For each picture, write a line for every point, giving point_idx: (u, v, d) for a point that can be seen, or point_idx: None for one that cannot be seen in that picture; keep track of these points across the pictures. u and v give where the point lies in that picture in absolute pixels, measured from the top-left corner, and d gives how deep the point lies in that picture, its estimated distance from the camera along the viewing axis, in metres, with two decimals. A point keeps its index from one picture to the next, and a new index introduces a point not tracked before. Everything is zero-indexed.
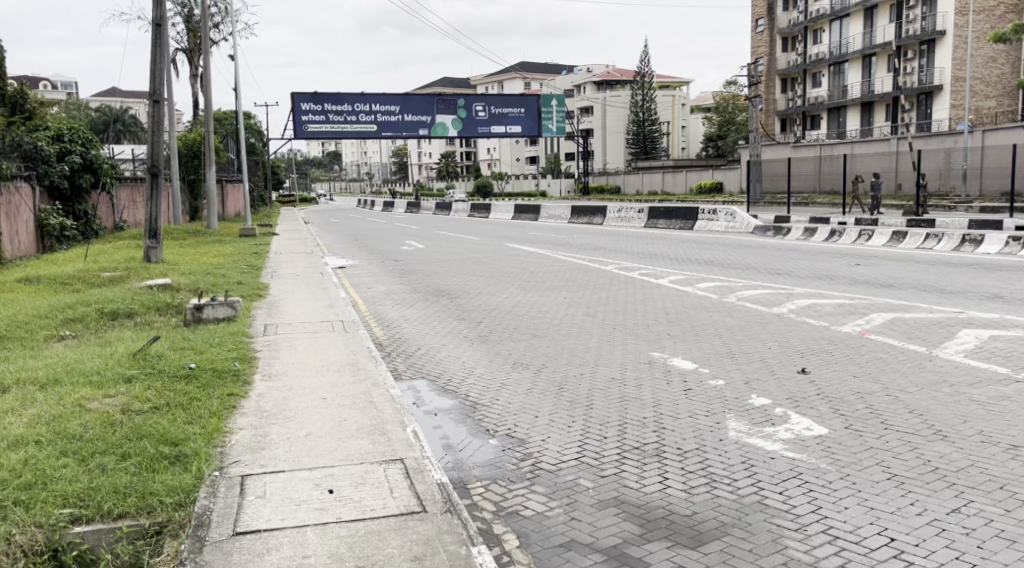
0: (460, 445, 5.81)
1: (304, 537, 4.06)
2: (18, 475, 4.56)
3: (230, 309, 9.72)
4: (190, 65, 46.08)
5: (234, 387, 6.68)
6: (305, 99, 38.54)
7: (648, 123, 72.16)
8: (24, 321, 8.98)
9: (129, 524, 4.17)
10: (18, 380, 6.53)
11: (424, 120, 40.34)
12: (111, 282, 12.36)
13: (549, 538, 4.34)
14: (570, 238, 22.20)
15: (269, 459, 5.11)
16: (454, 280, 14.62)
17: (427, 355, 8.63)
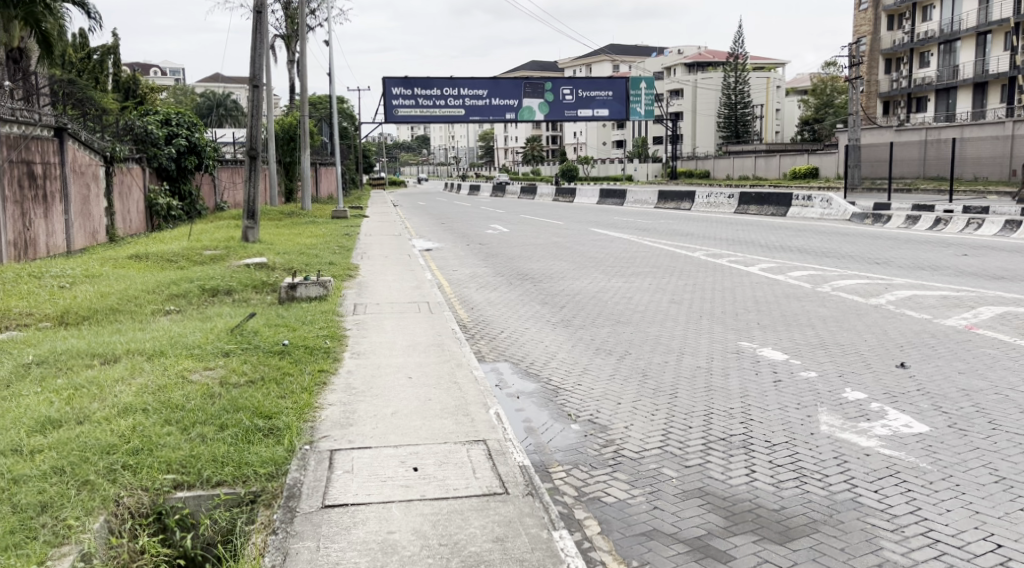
0: (541, 429, 5.84)
1: (389, 513, 4.14)
2: (127, 441, 4.80)
3: (323, 288, 9.98)
4: (287, 51, 47.43)
5: (324, 363, 6.89)
6: (396, 83, 39.14)
7: (741, 106, 70.36)
8: (133, 295, 9.43)
9: (226, 492, 4.35)
10: (127, 351, 6.89)
11: (511, 104, 40.38)
12: (212, 260, 12.89)
13: (632, 526, 4.31)
14: (656, 224, 21.88)
15: (357, 436, 5.24)
16: (538, 264, 14.64)
17: (510, 339, 8.66)
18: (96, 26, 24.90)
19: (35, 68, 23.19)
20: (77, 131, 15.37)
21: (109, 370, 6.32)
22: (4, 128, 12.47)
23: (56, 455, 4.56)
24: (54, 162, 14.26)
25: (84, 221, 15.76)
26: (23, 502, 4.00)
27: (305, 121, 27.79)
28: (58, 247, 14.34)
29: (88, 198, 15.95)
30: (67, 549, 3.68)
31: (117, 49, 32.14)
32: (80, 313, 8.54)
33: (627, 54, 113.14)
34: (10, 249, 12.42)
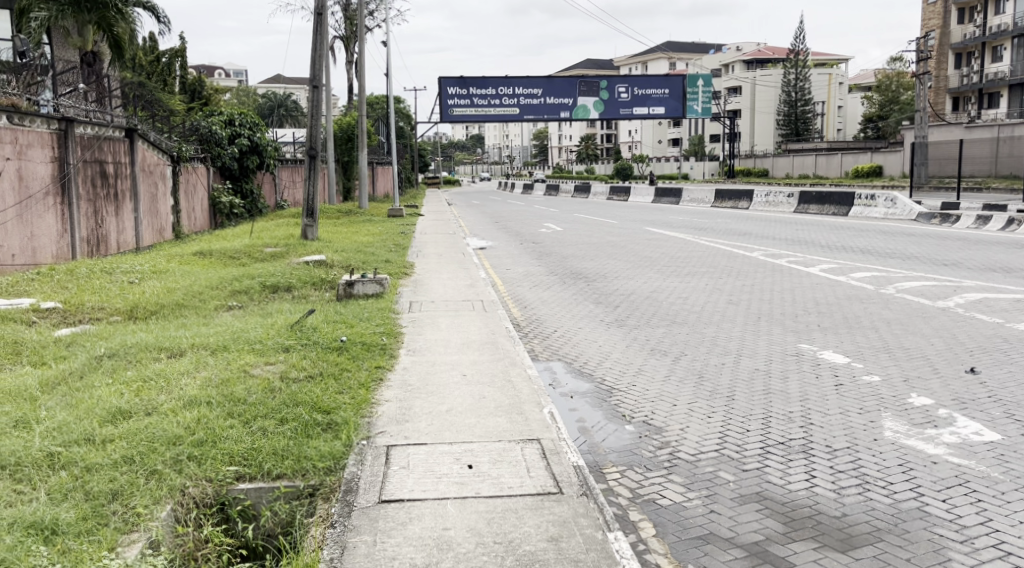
0: (595, 429, 5.82)
1: (444, 510, 4.17)
2: (192, 432, 4.93)
3: (379, 286, 10.07)
4: (346, 51, 48.16)
5: (380, 360, 6.97)
6: (451, 83, 39.39)
7: (802, 103, 68.99)
8: (197, 292, 9.67)
9: (286, 485, 4.43)
10: (191, 345, 7.06)
11: (566, 103, 40.18)
12: (272, 258, 13.15)
13: (688, 530, 4.26)
14: (713, 224, 21.59)
15: (412, 432, 5.29)
16: (592, 263, 14.59)
17: (563, 338, 8.64)
18: (165, 30, 25.65)
19: (107, 71, 23.97)
20: (146, 132, 15.83)
21: (175, 363, 6.50)
22: (78, 129, 12.91)
23: (127, 445, 4.70)
24: (125, 162, 14.70)
25: (152, 219, 16.22)
26: (95, 489, 4.14)
27: (362, 121, 28.11)
28: (127, 244, 14.77)
29: (155, 197, 16.42)
30: (136, 536, 3.78)
31: (184, 52, 33.03)
32: (148, 307, 8.79)
33: (685, 51, 112.00)
34: (84, 245, 12.83)
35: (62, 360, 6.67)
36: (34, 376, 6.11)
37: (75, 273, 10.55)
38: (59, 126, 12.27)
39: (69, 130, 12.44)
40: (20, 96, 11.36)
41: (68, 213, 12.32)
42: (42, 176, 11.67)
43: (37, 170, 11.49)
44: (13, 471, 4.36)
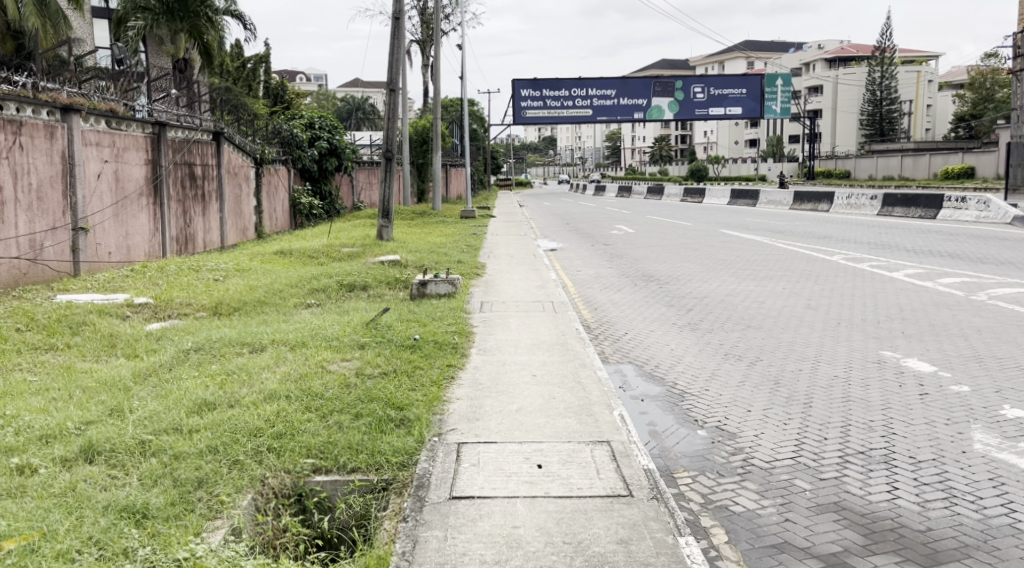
0: (666, 433, 5.80)
1: (514, 508, 4.23)
2: (271, 424, 5.12)
3: (451, 286, 10.22)
4: (422, 55, 48.86)
5: (452, 359, 7.08)
6: (524, 85, 39.47)
7: (887, 102, 66.82)
8: (276, 289, 9.97)
9: (360, 478, 4.56)
10: (272, 341, 7.31)
11: (639, 103, 39.69)
12: (349, 257, 13.49)
13: (761, 538, 4.22)
14: (792, 226, 21.08)
15: (483, 430, 5.37)
16: (665, 265, 14.47)
17: (634, 341, 8.60)
18: (251, 36, 26.53)
19: (196, 77, 24.90)
20: (232, 135, 16.39)
21: (256, 358, 6.74)
22: (170, 132, 13.46)
23: (211, 435, 4.90)
24: (212, 164, 15.27)
25: (236, 219, 16.80)
26: (183, 477, 4.34)
27: (437, 123, 28.39)
28: (212, 244, 15.33)
29: (239, 197, 17.00)
30: (219, 523, 3.95)
31: (268, 57, 34.06)
32: (232, 304, 9.11)
33: (763, 51, 109.87)
34: (173, 244, 13.37)
35: (153, 352, 7.00)
36: (127, 368, 6.43)
37: (165, 270, 11.01)
38: (153, 130, 12.81)
39: (161, 134, 12.97)
40: (118, 102, 11.88)
41: (158, 213, 12.85)
42: (137, 178, 12.20)
43: (132, 172, 12.02)
44: (107, 456, 4.60)
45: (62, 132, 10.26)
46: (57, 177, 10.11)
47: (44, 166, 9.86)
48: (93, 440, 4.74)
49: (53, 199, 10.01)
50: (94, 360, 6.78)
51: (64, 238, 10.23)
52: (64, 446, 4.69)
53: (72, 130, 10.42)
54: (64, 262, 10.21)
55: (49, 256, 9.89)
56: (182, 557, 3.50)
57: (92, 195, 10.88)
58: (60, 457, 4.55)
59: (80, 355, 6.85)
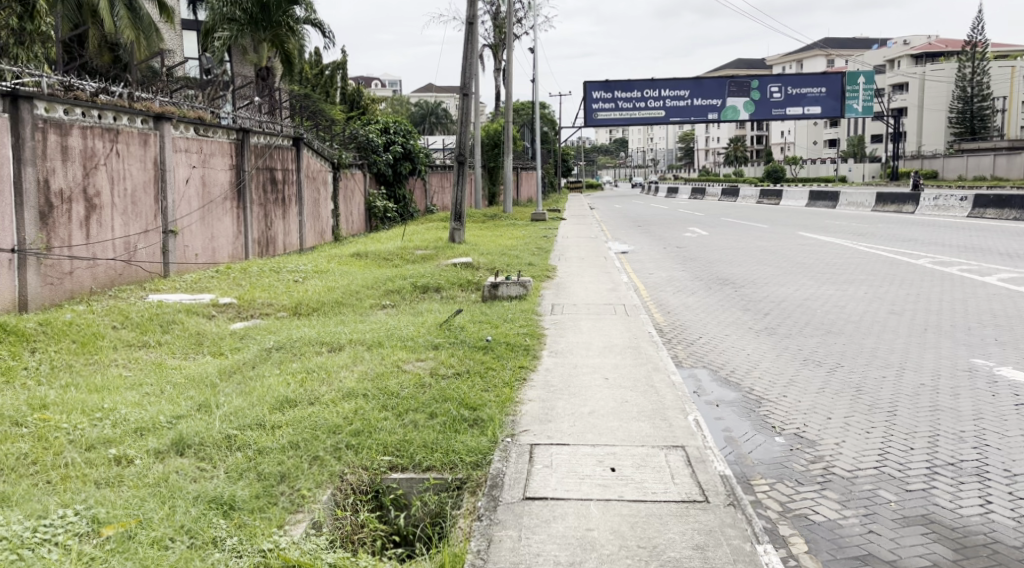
0: (742, 439, 5.72)
1: (588, 510, 4.24)
2: (350, 422, 5.25)
3: (523, 288, 10.29)
4: (494, 59, 49.24)
5: (524, 360, 7.13)
6: (597, 87, 39.15)
7: (978, 98, 64.12)
8: (354, 291, 10.19)
9: (435, 476, 4.64)
10: (350, 340, 7.49)
11: (713, 104, 38.87)
12: (423, 259, 13.69)
13: (843, 549, 4.13)
14: (875, 228, 20.41)
15: (555, 432, 5.40)
16: (740, 268, 14.24)
17: (709, 345, 8.51)
18: (330, 44, 27.19)
19: (277, 85, 25.64)
20: (311, 140, 16.82)
21: (335, 357, 6.91)
22: (253, 138, 13.90)
23: (293, 431, 5.05)
24: (291, 169, 15.69)
25: (314, 223, 17.23)
26: (266, 471, 4.49)
27: (509, 127, 28.48)
28: (292, 246, 15.77)
29: (318, 200, 17.44)
30: (301, 516, 4.06)
31: (345, 64, 34.82)
32: (311, 304, 9.35)
33: (843, 48, 106.93)
34: (255, 246, 13.81)
35: (237, 350, 7.25)
36: (213, 365, 6.68)
37: (248, 271, 11.37)
38: (237, 136, 13.24)
39: (245, 140, 13.39)
40: (205, 109, 12.31)
41: (241, 216, 13.28)
42: (222, 183, 12.64)
43: (217, 177, 12.45)
44: (196, 449, 4.79)
45: (154, 139, 10.69)
46: (149, 182, 10.55)
47: (137, 172, 10.29)
48: (183, 434, 4.94)
49: (145, 204, 10.45)
50: (183, 357, 7.07)
51: (155, 241, 10.66)
52: (157, 439, 4.90)
53: (163, 137, 10.85)
54: (154, 264, 10.65)
55: (142, 257, 10.32)
56: (267, 548, 3.62)
57: (181, 199, 11.30)
58: (153, 449, 4.76)
59: (170, 352, 7.14)
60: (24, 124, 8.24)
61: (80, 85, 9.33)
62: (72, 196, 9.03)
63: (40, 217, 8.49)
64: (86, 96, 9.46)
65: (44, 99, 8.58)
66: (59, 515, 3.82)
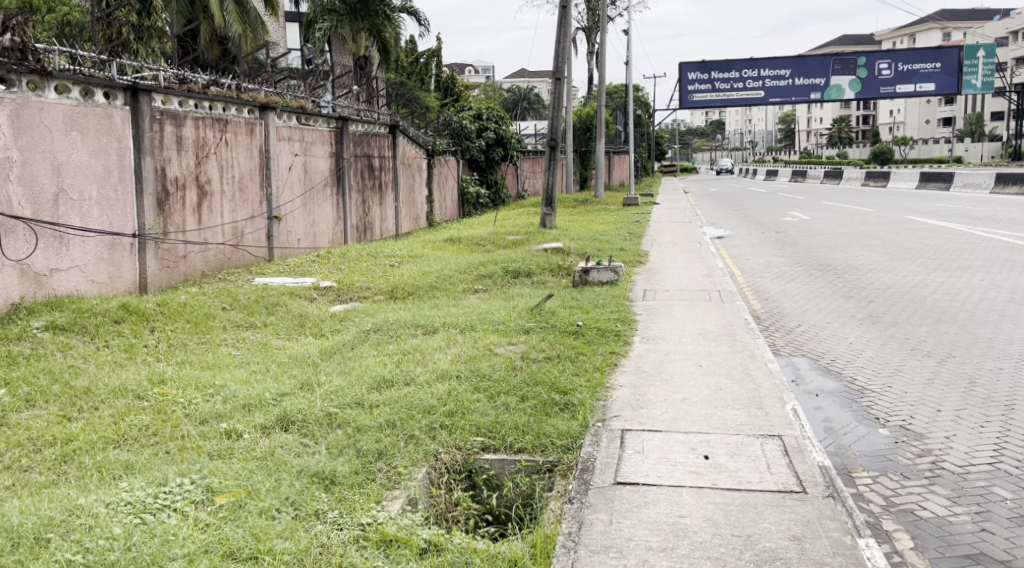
0: (843, 430, 5.60)
1: (680, 497, 4.24)
2: (444, 403, 5.39)
3: (614, 273, 10.26)
4: (588, 42, 48.90)
5: (615, 346, 7.12)
6: (693, 68, 37.09)
7: None
8: (447, 275, 10.36)
9: (526, 459, 4.73)
10: (444, 324, 7.65)
11: (817, 83, 36.02)
12: (514, 245, 13.80)
13: (953, 547, 3.99)
14: (992, 212, 19.33)
15: (647, 418, 5.40)
16: (843, 254, 13.78)
17: (809, 333, 8.31)
18: (424, 32, 27.49)
19: (374, 73, 26.24)
20: (407, 127, 17.14)
21: (429, 339, 7.08)
22: (352, 126, 14.28)
23: (390, 410, 5.22)
24: (388, 156, 16.05)
25: (410, 208, 17.60)
26: (365, 448, 4.66)
27: (601, 110, 28.19)
28: (388, 231, 16.16)
29: (412, 187, 17.80)
30: (398, 492, 4.21)
31: (440, 52, 35.33)
32: (406, 288, 9.59)
33: (960, 20, 101.11)
34: (353, 232, 14.22)
35: (337, 332, 7.52)
36: (315, 346, 6.94)
37: (347, 256, 11.74)
38: (337, 124, 13.62)
39: (344, 128, 13.76)
40: (306, 98, 12.70)
41: (341, 202, 13.70)
42: (323, 169, 13.05)
43: (318, 164, 12.86)
44: (300, 426, 5.02)
45: (260, 128, 11.13)
46: (256, 170, 11.00)
47: (245, 160, 10.74)
48: (287, 411, 5.17)
49: (252, 190, 10.92)
50: (287, 337, 7.38)
51: (261, 226, 11.13)
52: (263, 415, 5.15)
53: (268, 126, 11.27)
54: (260, 249, 11.13)
55: (249, 242, 10.81)
56: (366, 522, 3.78)
57: (285, 186, 11.74)
58: (260, 424, 5.01)
59: (275, 333, 7.47)
60: (143, 115, 8.70)
61: (193, 77, 9.77)
62: (186, 183, 9.50)
63: (157, 204, 8.97)
64: (199, 88, 9.90)
65: (161, 92, 9.04)
66: (177, 483, 4.08)
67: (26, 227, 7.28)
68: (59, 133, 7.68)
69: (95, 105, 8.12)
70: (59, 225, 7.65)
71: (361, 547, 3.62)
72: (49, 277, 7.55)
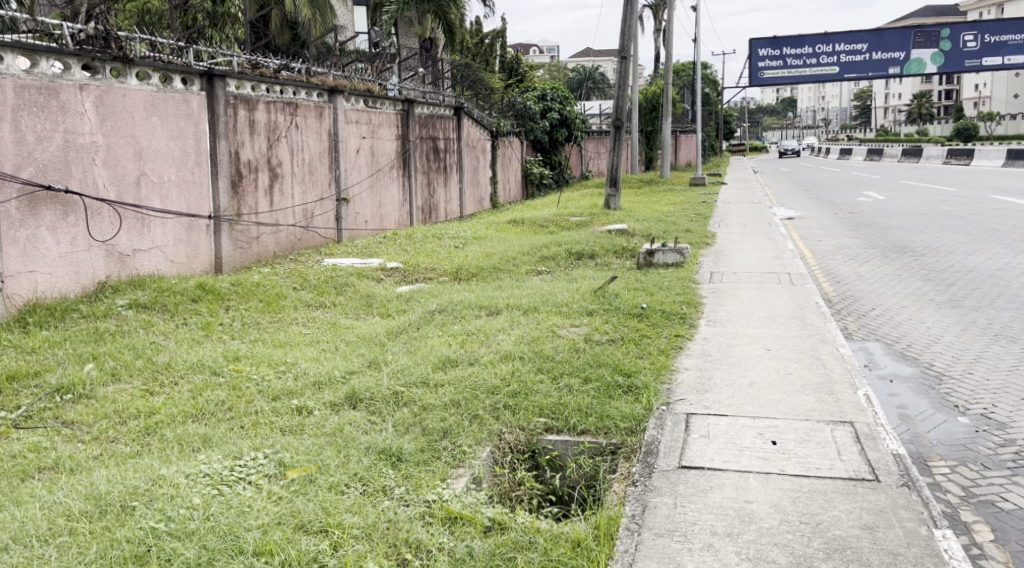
0: (919, 418, 5.47)
1: (746, 482, 4.20)
2: (508, 383, 5.45)
3: (680, 256, 10.18)
4: (655, 19, 48.14)
5: (680, 329, 7.06)
6: (763, 45, 36.14)
7: None
8: (511, 257, 10.41)
9: (590, 440, 4.76)
10: (507, 305, 7.70)
11: (897, 58, 34.44)
12: (578, 226, 13.76)
13: None
14: None
15: (712, 402, 5.36)
16: (921, 235, 13.35)
17: (884, 317, 8.09)
18: (490, 12, 27.45)
19: (440, 55, 26.37)
20: (472, 109, 17.20)
21: (493, 320, 7.15)
22: (418, 108, 14.39)
23: (454, 390, 5.30)
24: (453, 138, 16.15)
25: (474, 190, 17.69)
26: (431, 426, 4.74)
27: (668, 89, 27.69)
28: (453, 213, 16.29)
29: (477, 169, 17.89)
30: (462, 471, 4.27)
31: (505, 32, 35.32)
32: (471, 270, 9.67)
33: None
34: (419, 213, 14.39)
35: (403, 312, 7.64)
36: (382, 326, 7.06)
37: (412, 237, 11.90)
38: (403, 107, 13.74)
39: (410, 111, 13.88)
40: (373, 82, 12.85)
41: (407, 183, 13.85)
42: (390, 152, 13.21)
43: (385, 147, 13.01)
44: (368, 403, 5.14)
45: (328, 111, 11.31)
46: (325, 152, 11.20)
47: (314, 143, 10.95)
48: (355, 389, 5.30)
49: (321, 172, 11.12)
50: (355, 317, 7.55)
51: (330, 208, 11.35)
52: (332, 393, 5.28)
53: (337, 110, 11.45)
54: (329, 230, 11.35)
55: (318, 224, 11.04)
56: (431, 499, 3.86)
57: (353, 168, 11.92)
58: (330, 401, 5.14)
59: (343, 312, 7.64)
60: (218, 100, 8.93)
61: (265, 62, 9.98)
62: (258, 166, 9.73)
63: (232, 186, 9.21)
64: (270, 72, 10.11)
65: (235, 77, 9.25)
66: (252, 457, 4.23)
67: (111, 209, 7.58)
68: (140, 119, 7.94)
69: (173, 90, 8.37)
70: (141, 207, 7.94)
71: (427, 523, 3.70)
72: (132, 257, 7.86)
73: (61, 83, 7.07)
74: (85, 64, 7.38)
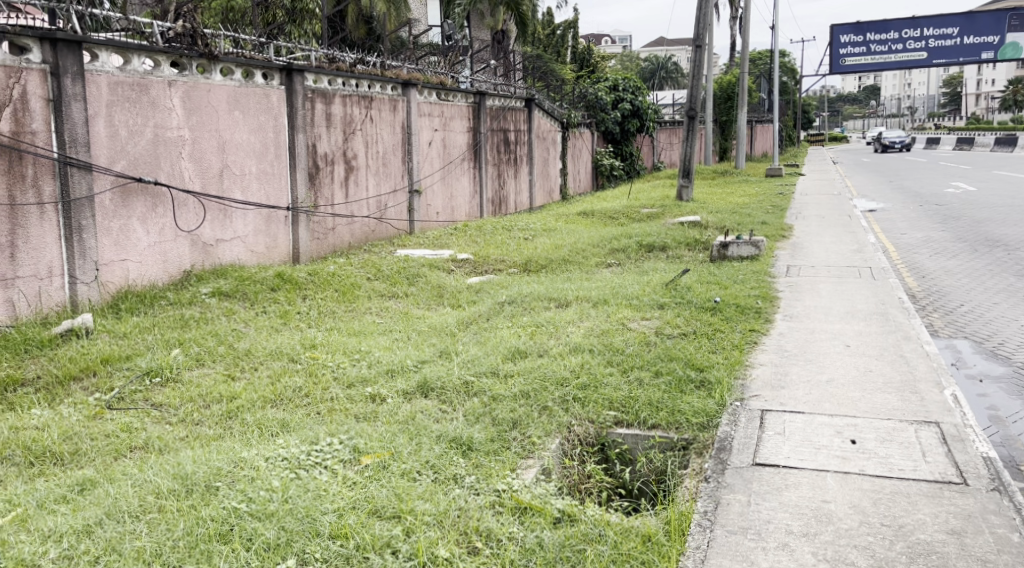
0: (1011, 419, 5.25)
1: (824, 482, 4.10)
2: (577, 375, 5.44)
3: (755, 248, 9.97)
4: (732, 7, 47.15)
5: (755, 324, 6.92)
6: (845, 30, 34.97)
7: None
8: (580, 249, 10.35)
9: (661, 435, 4.72)
10: (576, 297, 7.68)
11: (990, 41, 32.87)
12: (649, 219, 13.61)
13: None
14: None
15: (789, 399, 5.24)
16: (1014, 229, 12.76)
17: (973, 314, 7.78)
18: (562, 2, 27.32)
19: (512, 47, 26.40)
20: (543, 100, 17.17)
21: (562, 312, 7.14)
22: (489, 101, 14.43)
23: (524, 381, 5.32)
24: (523, 130, 16.14)
25: (544, 181, 17.68)
26: (500, 417, 4.76)
27: (742, 78, 27.08)
28: (523, 205, 16.31)
29: (547, 160, 17.85)
30: (532, 461, 4.29)
31: (577, 22, 35.16)
32: (540, 261, 9.66)
33: None
34: (489, 206, 14.45)
35: (473, 303, 7.70)
36: (453, 317, 7.12)
37: (483, 228, 11.96)
38: (475, 99, 13.79)
39: (482, 103, 13.92)
40: (445, 74, 12.93)
41: (478, 175, 13.92)
42: (461, 144, 13.28)
43: (457, 139, 13.10)
44: (439, 392, 5.20)
45: (402, 104, 11.44)
46: (398, 145, 11.34)
47: (388, 136, 11.10)
48: (427, 377, 5.36)
49: (395, 164, 11.26)
50: (426, 307, 7.64)
51: (403, 200, 11.49)
52: (404, 381, 5.36)
53: (410, 102, 11.57)
54: (401, 221, 11.50)
55: (391, 215, 11.19)
56: (502, 488, 3.89)
57: (425, 160, 12.03)
58: (402, 390, 5.22)
59: (415, 303, 7.74)
60: (297, 94, 9.12)
61: (342, 56, 10.15)
62: (334, 158, 9.91)
63: (309, 178, 9.41)
64: (346, 66, 10.27)
65: (312, 71, 9.43)
66: (327, 442, 4.33)
67: (196, 200, 7.83)
68: (224, 113, 8.16)
69: (254, 85, 8.58)
70: (223, 198, 8.18)
71: (497, 512, 3.73)
72: (215, 247, 8.12)
73: (151, 79, 7.31)
74: (172, 61, 7.62)
